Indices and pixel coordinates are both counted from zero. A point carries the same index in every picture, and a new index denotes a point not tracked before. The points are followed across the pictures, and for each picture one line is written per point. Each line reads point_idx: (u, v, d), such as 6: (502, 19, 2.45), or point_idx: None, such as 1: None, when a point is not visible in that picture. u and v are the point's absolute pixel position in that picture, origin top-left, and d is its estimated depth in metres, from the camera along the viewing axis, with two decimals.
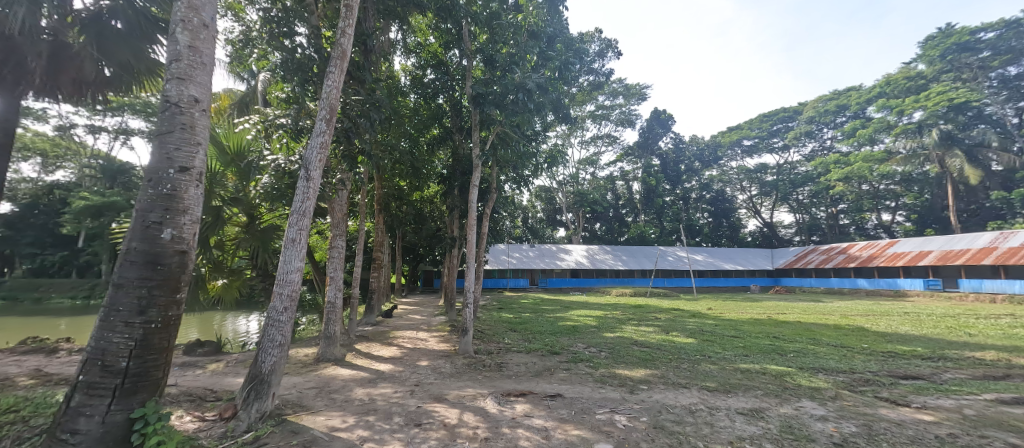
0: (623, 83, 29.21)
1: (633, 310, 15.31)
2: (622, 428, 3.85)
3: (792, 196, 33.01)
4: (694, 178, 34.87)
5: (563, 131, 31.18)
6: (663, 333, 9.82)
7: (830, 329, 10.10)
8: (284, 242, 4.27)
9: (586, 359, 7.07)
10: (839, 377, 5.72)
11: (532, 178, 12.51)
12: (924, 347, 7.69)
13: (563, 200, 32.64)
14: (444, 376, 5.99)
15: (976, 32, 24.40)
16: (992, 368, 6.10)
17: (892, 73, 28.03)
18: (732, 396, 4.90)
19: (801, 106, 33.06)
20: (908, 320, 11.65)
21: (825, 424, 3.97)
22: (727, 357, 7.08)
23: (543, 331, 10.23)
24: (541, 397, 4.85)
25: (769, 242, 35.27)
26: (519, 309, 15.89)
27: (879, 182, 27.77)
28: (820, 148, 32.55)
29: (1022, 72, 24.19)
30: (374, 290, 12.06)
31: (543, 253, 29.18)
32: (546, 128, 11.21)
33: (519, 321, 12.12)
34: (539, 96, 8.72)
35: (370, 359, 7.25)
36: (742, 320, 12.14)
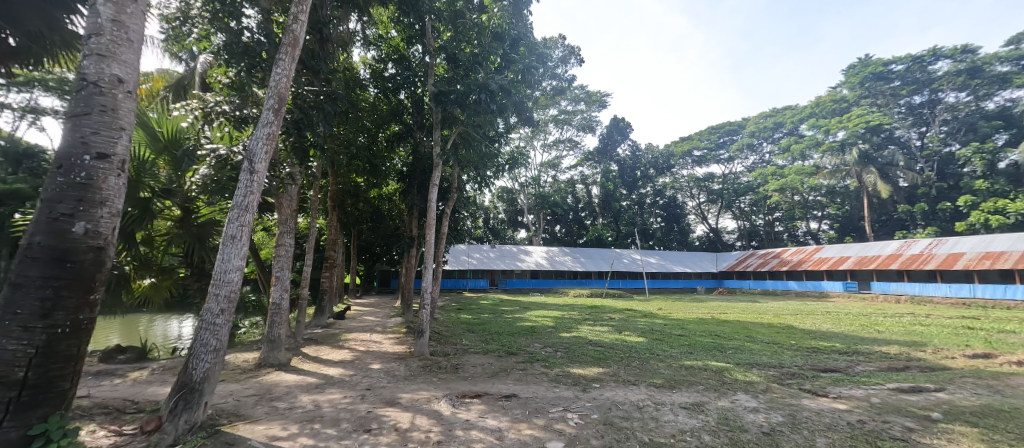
0: (585, 90, 30.04)
1: (589, 311, 15.74)
2: (574, 426, 3.94)
3: (735, 204, 35.55)
4: (649, 184, 36.58)
5: (527, 134, 31.63)
6: (616, 333, 10.19)
7: (764, 327, 10.99)
8: (223, 238, 3.94)
9: (543, 359, 7.19)
10: (769, 371, 6.23)
11: (493, 179, 12.54)
12: (841, 343, 8.58)
13: (524, 202, 33.20)
14: (397, 379, 5.82)
15: (887, 63, 27.63)
16: (894, 361, 6.93)
17: (821, 96, 31.08)
18: (677, 392, 5.18)
19: (745, 121, 35.70)
20: (829, 318, 12.93)
21: (756, 414, 4.31)
22: (673, 355, 7.49)
23: (501, 332, 10.24)
24: (497, 398, 4.85)
25: (715, 247, 37.77)
26: (477, 310, 15.83)
27: (809, 193, 30.62)
28: (760, 160, 35.33)
29: (924, 101, 27.67)
30: (325, 291, 11.50)
31: (503, 254, 29.28)
32: (509, 129, 11.29)
33: (477, 322, 12.06)
34: (501, 98, 8.79)
35: (319, 363, 6.89)
36: (688, 319, 12.90)
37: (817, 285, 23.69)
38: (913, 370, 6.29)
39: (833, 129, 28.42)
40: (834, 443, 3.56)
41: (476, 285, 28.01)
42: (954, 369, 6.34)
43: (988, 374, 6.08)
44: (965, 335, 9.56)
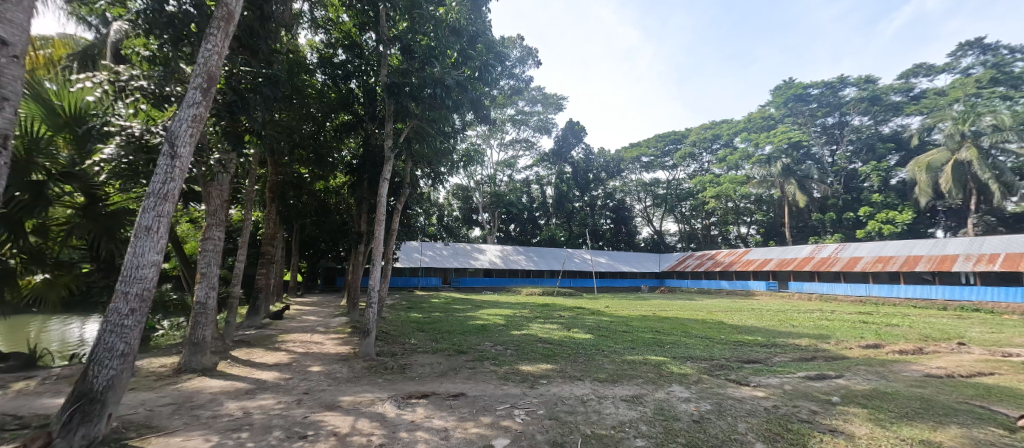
0: (542, 92, 30.55)
1: (540, 309, 16.03)
2: (520, 422, 4.00)
3: (677, 209, 38.02)
4: (600, 187, 38.03)
5: (484, 132, 31.60)
6: (564, 330, 10.48)
7: (698, 323, 11.86)
8: (135, 230, 3.50)
9: (492, 357, 7.21)
10: (701, 364, 6.74)
11: (447, 176, 12.38)
12: (763, 336, 9.49)
13: (479, 200, 33.14)
14: (339, 381, 5.54)
15: (804, 88, 30.91)
16: (804, 352, 7.80)
17: (752, 112, 34.15)
18: (618, 385, 5.44)
19: (687, 131, 38.27)
20: (753, 315, 14.27)
21: (688, 404, 4.66)
22: (616, 351, 7.85)
23: (451, 331, 10.12)
24: (444, 397, 4.79)
25: (658, 248, 40.12)
26: (428, 308, 15.50)
27: (740, 201, 33.51)
28: (700, 169, 38.09)
29: (836, 123, 31.37)
30: (261, 289, 10.66)
31: (457, 252, 28.98)
32: (465, 126, 11.20)
33: (427, 321, 11.82)
34: (457, 94, 8.74)
35: (250, 367, 6.38)
36: (632, 317, 13.59)
37: (744, 284, 26.02)
38: (819, 360, 7.13)
39: (761, 143, 31.35)
40: (753, 426, 3.94)
41: (428, 283, 27.46)
42: (850, 358, 7.26)
43: (876, 362, 7.05)
44: (860, 328, 11.00)
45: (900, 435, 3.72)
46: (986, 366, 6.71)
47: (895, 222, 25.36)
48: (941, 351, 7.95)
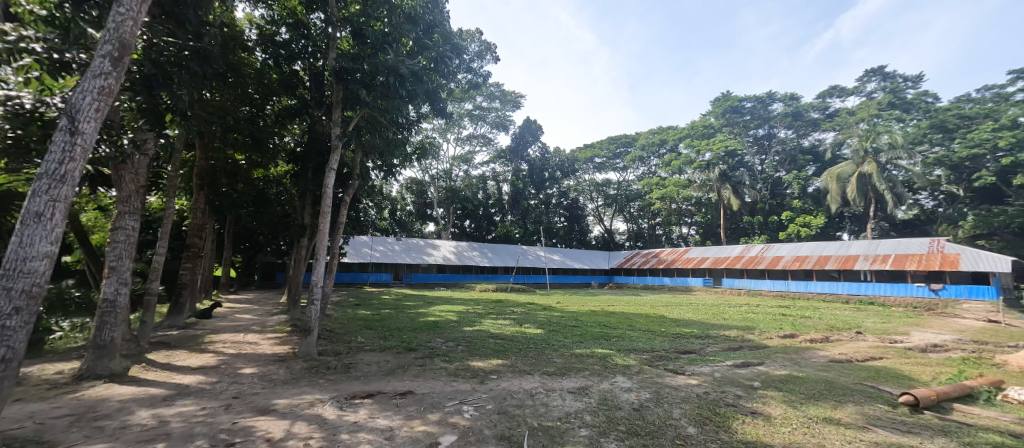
0: (500, 88, 30.51)
1: (493, 305, 16.09)
2: (468, 418, 3.99)
3: (627, 209, 39.93)
4: (555, 186, 38.83)
5: (440, 126, 31.01)
6: (517, 326, 10.61)
7: (642, 317, 12.53)
8: (20, 216, 2.99)
9: (443, 354, 7.11)
10: (643, 355, 7.14)
11: (400, 169, 11.99)
12: (698, 329, 10.26)
13: (434, 195, 32.53)
14: (275, 384, 5.17)
15: (739, 100, 33.78)
16: (733, 342, 8.53)
17: (695, 121, 36.51)
18: (566, 378, 5.60)
19: (637, 135, 40.21)
20: (691, 309, 15.36)
21: (629, 394, 4.91)
22: (565, 345, 8.08)
23: (401, 328, 9.84)
24: (390, 396, 4.64)
25: (608, 246, 41.85)
26: (377, 305, 14.95)
27: (683, 203, 35.83)
28: (647, 172, 40.25)
29: (765, 134, 34.49)
30: (185, 285, 9.67)
31: (409, 247, 28.25)
32: (420, 118, 10.91)
33: (376, 318, 11.40)
34: (411, 84, 8.50)
35: (170, 371, 5.75)
36: (582, 312, 14.07)
37: (684, 281, 27.92)
38: (745, 349, 7.83)
39: (702, 150, 33.67)
40: (686, 412, 4.24)
41: (378, 280, 26.51)
42: (771, 347, 8.06)
43: (791, 350, 7.89)
44: (779, 320, 12.24)
45: (808, 414, 4.19)
46: (877, 352, 7.75)
47: (810, 225, 28.49)
48: (843, 339, 9.07)
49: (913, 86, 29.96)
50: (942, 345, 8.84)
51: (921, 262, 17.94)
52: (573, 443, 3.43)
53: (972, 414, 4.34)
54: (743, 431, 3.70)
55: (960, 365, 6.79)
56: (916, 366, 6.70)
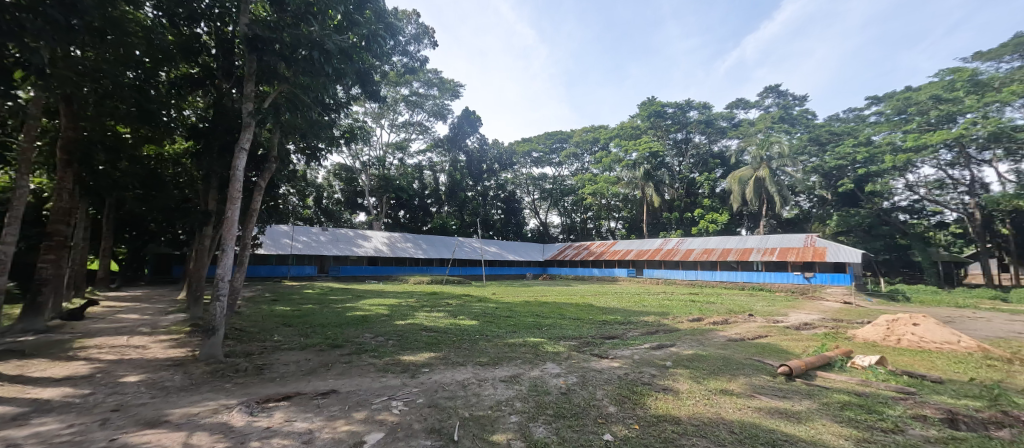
0: (439, 76, 29.64)
1: (427, 297, 15.78)
2: (397, 413, 3.88)
3: (561, 203, 41.59)
4: (493, 178, 38.89)
5: (373, 111, 29.31)
6: (450, 318, 10.52)
7: (572, 306, 13.19)
8: None
9: (372, 349, 6.81)
10: (572, 342, 7.52)
11: (326, 153, 11.12)
12: (621, 315, 11.07)
13: (366, 183, 30.74)
14: (170, 391, 4.53)
15: (661, 106, 36.52)
16: (650, 327, 9.34)
17: (624, 122, 38.99)
18: (498, 367, 5.70)
19: (572, 132, 41.92)
20: (616, 297, 16.53)
21: (558, 379, 5.15)
22: (499, 335, 8.21)
23: (325, 323, 9.20)
24: (311, 397, 4.32)
25: (543, 239, 43.25)
26: (298, 300, 13.82)
27: (611, 199, 38.19)
28: (581, 168, 42.25)
29: (683, 138, 37.97)
30: (47, 280, 8.03)
31: (337, 238, 26.47)
32: (350, 100, 10.21)
33: (297, 314, 10.53)
34: (339, 62, 7.91)
35: (23, 385, 4.74)
36: (516, 302, 14.42)
37: (611, 272, 29.90)
38: (660, 333, 8.62)
39: (629, 150, 36.00)
40: (608, 393, 4.56)
41: (301, 273, 24.48)
42: (682, 330, 8.97)
43: (697, 331, 8.88)
44: (689, 305, 13.67)
45: (709, 387, 4.76)
46: (763, 331, 9.05)
47: (717, 221, 32.13)
48: (739, 321, 10.42)
49: (799, 105, 35.02)
50: (811, 323, 10.58)
51: (798, 254, 21.23)
52: (503, 429, 3.50)
53: (828, 379, 5.28)
54: (655, 406, 4.09)
55: (823, 339, 8.20)
56: (792, 342, 7.93)
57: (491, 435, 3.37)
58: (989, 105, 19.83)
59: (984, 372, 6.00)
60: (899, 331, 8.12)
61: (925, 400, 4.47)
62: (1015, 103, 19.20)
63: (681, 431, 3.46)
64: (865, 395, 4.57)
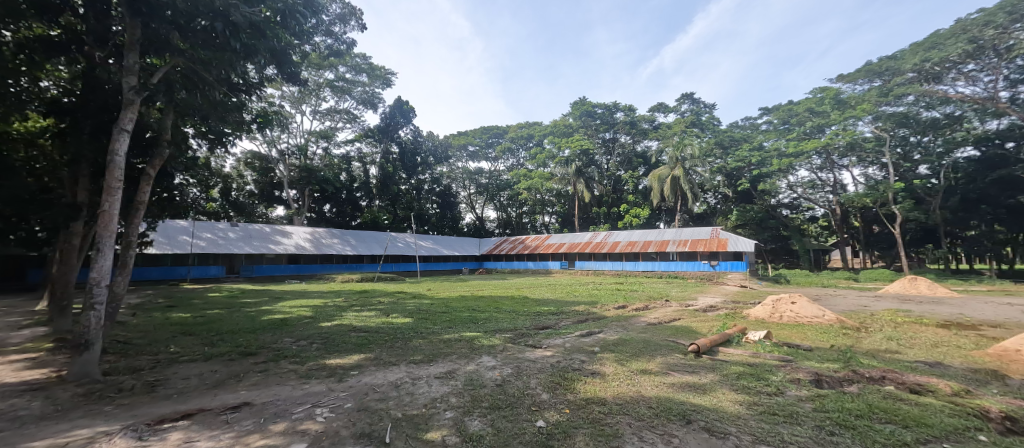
0: (368, 62, 27.92)
1: (356, 296, 14.95)
2: (323, 421, 3.62)
3: (497, 197, 41.99)
4: (428, 171, 37.61)
5: (292, 95, 26.79)
6: (382, 316, 10.09)
7: (508, 299, 13.43)
8: None
9: (293, 355, 6.26)
10: (507, 334, 7.67)
11: (234, 139, 9.92)
12: (554, 306, 11.53)
13: (285, 174, 28.04)
14: (24, 422, 3.72)
15: (592, 106, 38.36)
16: (580, 316, 9.85)
17: (557, 120, 40.53)
18: (433, 364, 5.60)
19: (507, 128, 42.49)
20: (549, 289, 17.16)
21: (493, 371, 5.22)
22: (434, 331, 8.05)
23: (236, 329, 8.25)
24: (217, 412, 3.86)
25: (479, 233, 43.33)
26: (201, 305, 12.19)
27: (545, 194, 39.43)
28: (516, 163, 43.01)
29: (611, 138, 40.46)
30: None
31: (251, 235, 23.84)
32: (263, 81, 9.21)
33: (201, 321, 9.29)
34: (249, 37, 7.09)
35: None
36: (451, 298, 14.30)
37: (545, 264, 30.95)
38: (590, 321, 9.14)
39: (562, 147, 37.44)
40: (541, 381, 4.74)
41: (205, 274, 21.62)
42: (608, 318, 9.59)
43: (622, 318, 9.56)
44: (615, 294, 14.69)
45: (631, 368, 5.18)
46: (677, 314, 10.07)
47: (639, 215, 34.81)
48: (657, 306, 11.44)
49: (709, 112, 39.23)
50: (715, 305, 12.02)
51: (706, 245, 23.90)
52: (438, 426, 3.46)
53: (728, 353, 6.06)
54: (584, 390, 4.34)
55: (724, 319, 9.36)
56: (700, 323, 8.90)
57: (425, 433, 3.31)
58: (848, 120, 24.03)
59: (841, 339, 7.32)
60: (781, 309, 9.55)
61: (799, 365, 5.35)
62: (865, 119, 23.55)
63: (607, 411, 3.72)
64: (756, 365, 5.33)
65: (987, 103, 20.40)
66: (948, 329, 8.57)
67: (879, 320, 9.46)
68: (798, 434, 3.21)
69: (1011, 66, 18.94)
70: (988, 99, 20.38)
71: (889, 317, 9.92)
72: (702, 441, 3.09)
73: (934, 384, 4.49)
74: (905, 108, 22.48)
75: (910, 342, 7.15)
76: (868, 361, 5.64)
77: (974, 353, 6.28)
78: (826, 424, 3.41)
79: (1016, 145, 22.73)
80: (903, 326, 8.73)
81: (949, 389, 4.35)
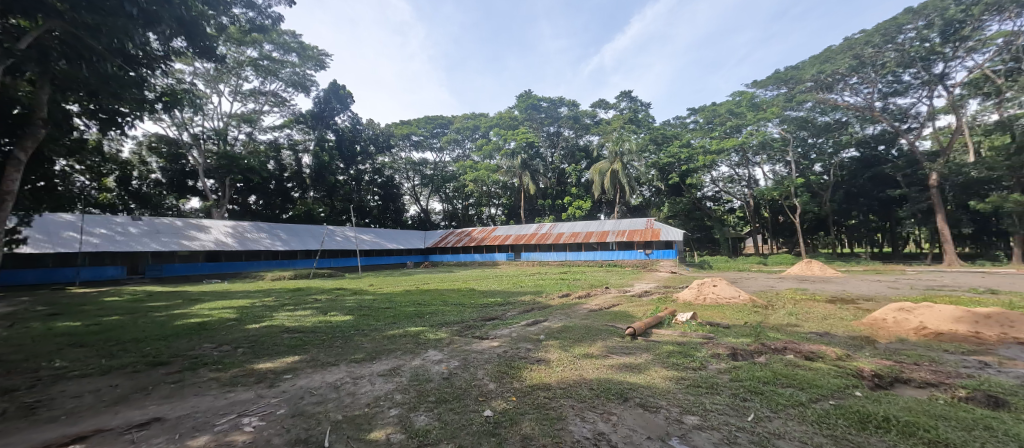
0: (298, 41, 25.63)
1: (289, 294, 13.89)
2: (251, 431, 3.33)
3: (442, 189, 41.22)
4: (368, 162, 35.71)
5: (205, 72, 23.86)
6: (320, 315, 9.47)
7: (454, 292, 13.32)
8: None
9: (214, 361, 5.65)
10: (453, 327, 7.60)
11: (134, 120, 8.61)
12: (501, 297, 11.68)
13: (199, 162, 24.94)
14: None
15: (537, 100, 39.26)
16: (527, 305, 10.06)
17: (503, 112, 40.59)
18: (375, 362, 5.39)
19: (453, 118, 41.76)
20: (495, 280, 17.30)
21: (439, 365, 5.16)
22: (377, 328, 7.75)
23: (142, 337, 7.24)
24: (121, 431, 3.39)
25: (424, 226, 42.32)
26: (96, 311, 10.52)
27: (492, 186, 39.35)
28: (462, 154, 42.49)
29: (555, 132, 41.43)
30: None
31: (158, 230, 21.01)
32: (170, 54, 8.18)
33: (96, 329, 8.02)
34: (149, 2, 6.28)
35: None
36: (395, 292, 13.85)
37: (491, 256, 31.10)
38: (535, 310, 9.38)
39: (508, 139, 37.57)
40: (488, 371, 4.79)
41: (99, 276, 18.67)
42: (553, 306, 9.92)
43: (565, 306, 9.92)
44: (559, 283, 15.22)
45: (574, 353, 5.40)
46: (615, 300, 10.72)
47: (582, 207, 36.15)
48: (598, 294, 12.08)
49: (645, 110, 41.65)
50: (648, 291, 12.97)
51: (642, 235, 25.57)
52: (382, 425, 3.35)
53: (659, 334, 6.59)
54: (530, 377, 4.46)
55: (657, 303, 10.15)
56: (636, 307, 9.54)
57: (369, 433, 3.20)
58: (760, 121, 26.98)
59: (753, 317, 8.27)
60: (705, 291, 10.56)
61: (719, 342, 5.99)
62: (773, 121, 26.69)
63: (551, 396, 3.85)
64: (683, 344, 5.86)
65: (866, 112, 24.01)
66: (835, 303, 10.08)
67: (782, 298, 10.86)
68: (718, 403, 3.58)
69: (883, 80, 22.43)
70: (866, 107, 23.98)
71: (790, 296, 11.41)
72: (637, 416, 3.33)
73: (823, 351, 5.27)
74: (805, 113, 25.89)
75: (806, 316, 8.30)
76: (773, 334, 6.45)
77: (853, 323, 7.45)
78: (741, 392, 3.86)
79: (886, 147, 27.08)
80: (800, 303, 10.10)
81: (834, 354, 5.14)
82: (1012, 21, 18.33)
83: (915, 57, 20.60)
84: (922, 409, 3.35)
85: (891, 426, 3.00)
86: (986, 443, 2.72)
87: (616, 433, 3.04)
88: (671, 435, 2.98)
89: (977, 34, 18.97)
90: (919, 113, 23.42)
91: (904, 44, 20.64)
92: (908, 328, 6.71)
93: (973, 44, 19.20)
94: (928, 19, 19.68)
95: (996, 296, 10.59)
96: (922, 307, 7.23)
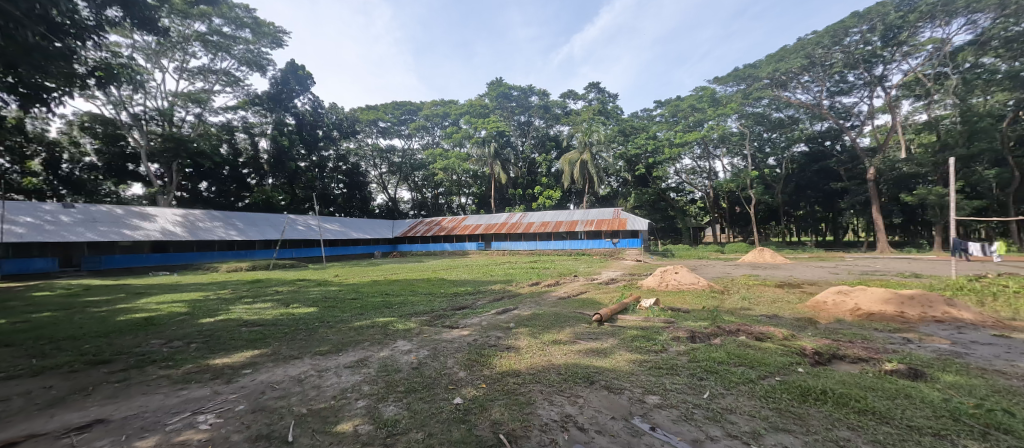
0: (252, 15, 23.84)
1: (247, 286, 13.23)
2: (207, 428, 3.18)
3: (410, 178, 40.34)
4: (332, 147, 34.24)
5: (145, 45, 21.83)
6: (281, 307, 9.08)
7: (424, 282, 13.14)
8: None
9: (164, 359, 5.30)
10: (423, 317, 7.52)
11: (62, 97, 7.73)
12: (471, 286, 11.66)
13: (141, 144, 22.89)
14: None
15: (508, 88, 38.96)
16: (495, 294, 10.12)
17: (473, 100, 40.04)
18: (342, 355, 5.24)
19: (422, 105, 40.71)
20: (464, 270, 17.23)
21: (408, 355, 5.10)
22: (344, 319, 7.53)
23: (80, 335, 6.64)
24: (59, 435, 3.15)
25: (392, 215, 41.25)
26: (22, 307, 9.54)
27: (462, 175, 38.75)
28: (431, 141, 41.66)
29: (526, 121, 40.95)
30: None
31: (95, 219, 19.22)
32: (105, 23, 7.48)
33: (24, 327, 7.29)
34: None
35: None
36: (362, 283, 13.55)
37: (462, 246, 30.95)
38: (505, 298, 9.49)
39: (478, 128, 37.06)
40: (458, 359, 4.80)
41: (26, 268, 16.94)
42: (522, 294, 10.06)
43: (534, 294, 10.09)
44: (529, 272, 15.34)
45: (543, 340, 5.53)
46: (583, 288, 11.06)
47: (551, 197, 36.35)
48: (566, 282, 12.40)
49: (613, 101, 42.21)
50: (615, 278, 13.42)
51: (608, 224, 26.10)
52: (348, 417, 3.29)
53: (625, 320, 6.85)
54: (500, 364, 4.52)
55: (623, 290, 10.60)
56: (603, 294, 9.92)
57: (335, 426, 3.13)
58: (720, 117, 28.36)
59: (710, 301, 8.79)
60: (668, 278, 11.06)
61: (679, 326, 6.32)
62: (732, 117, 28.15)
63: (520, 381, 3.93)
64: (646, 328, 6.15)
65: (815, 109, 25.54)
66: (782, 288, 10.88)
67: (737, 283, 11.56)
68: (678, 383, 3.79)
69: (832, 80, 24.00)
70: (815, 105, 25.51)
71: (745, 281, 12.16)
72: (603, 398, 3.47)
73: (771, 332, 5.67)
74: (761, 109, 27.37)
75: (757, 300, 8.93)
76: (727, 317, 6.89)
77: (799, 306, 8.09)
78: (697, 371, 4.12)
79: (832, 143, 29.24)
80: (753, 288, 10.80)
81: (780, 334, 5.55)
82: (942, 28, 20.01)
83: (859, 59, 22.17)
84: (855, 381, 3.71)
85: (828, 397, 3.30)
86: (906, 410, 3.05)
87: (581, 414, 3.15)
88: (633, 415, 3.13)
89: (912, 40, 20.70)
90: (860, 112, 25.33)
91: (850, 47, 21.97)
92: (845, 310, 7.36)
93: (909, 48, 20.99)
94: (872, 24, 20.92)
95: (919, 279, 11.77)
96: (857, 289, 7.96)
